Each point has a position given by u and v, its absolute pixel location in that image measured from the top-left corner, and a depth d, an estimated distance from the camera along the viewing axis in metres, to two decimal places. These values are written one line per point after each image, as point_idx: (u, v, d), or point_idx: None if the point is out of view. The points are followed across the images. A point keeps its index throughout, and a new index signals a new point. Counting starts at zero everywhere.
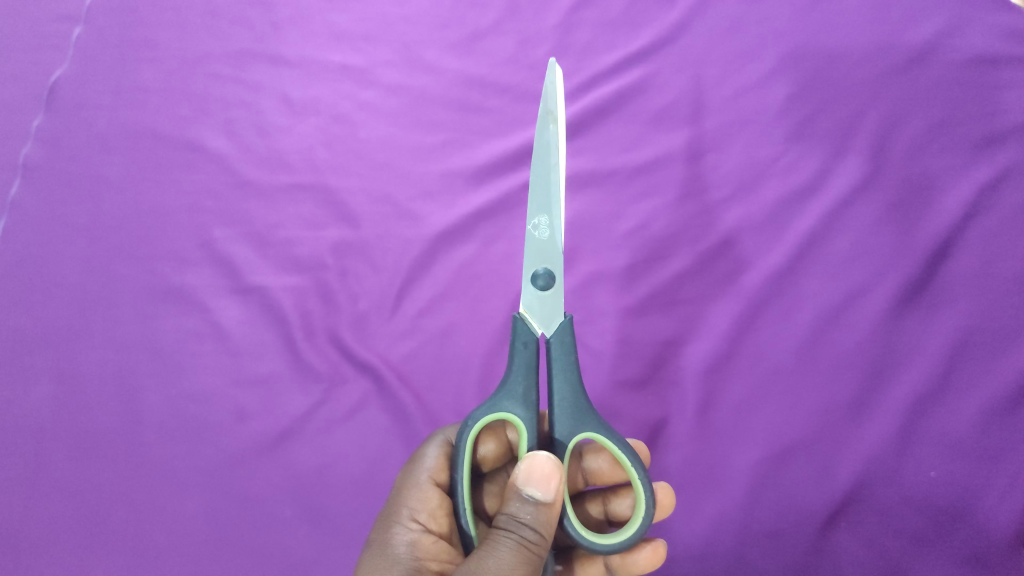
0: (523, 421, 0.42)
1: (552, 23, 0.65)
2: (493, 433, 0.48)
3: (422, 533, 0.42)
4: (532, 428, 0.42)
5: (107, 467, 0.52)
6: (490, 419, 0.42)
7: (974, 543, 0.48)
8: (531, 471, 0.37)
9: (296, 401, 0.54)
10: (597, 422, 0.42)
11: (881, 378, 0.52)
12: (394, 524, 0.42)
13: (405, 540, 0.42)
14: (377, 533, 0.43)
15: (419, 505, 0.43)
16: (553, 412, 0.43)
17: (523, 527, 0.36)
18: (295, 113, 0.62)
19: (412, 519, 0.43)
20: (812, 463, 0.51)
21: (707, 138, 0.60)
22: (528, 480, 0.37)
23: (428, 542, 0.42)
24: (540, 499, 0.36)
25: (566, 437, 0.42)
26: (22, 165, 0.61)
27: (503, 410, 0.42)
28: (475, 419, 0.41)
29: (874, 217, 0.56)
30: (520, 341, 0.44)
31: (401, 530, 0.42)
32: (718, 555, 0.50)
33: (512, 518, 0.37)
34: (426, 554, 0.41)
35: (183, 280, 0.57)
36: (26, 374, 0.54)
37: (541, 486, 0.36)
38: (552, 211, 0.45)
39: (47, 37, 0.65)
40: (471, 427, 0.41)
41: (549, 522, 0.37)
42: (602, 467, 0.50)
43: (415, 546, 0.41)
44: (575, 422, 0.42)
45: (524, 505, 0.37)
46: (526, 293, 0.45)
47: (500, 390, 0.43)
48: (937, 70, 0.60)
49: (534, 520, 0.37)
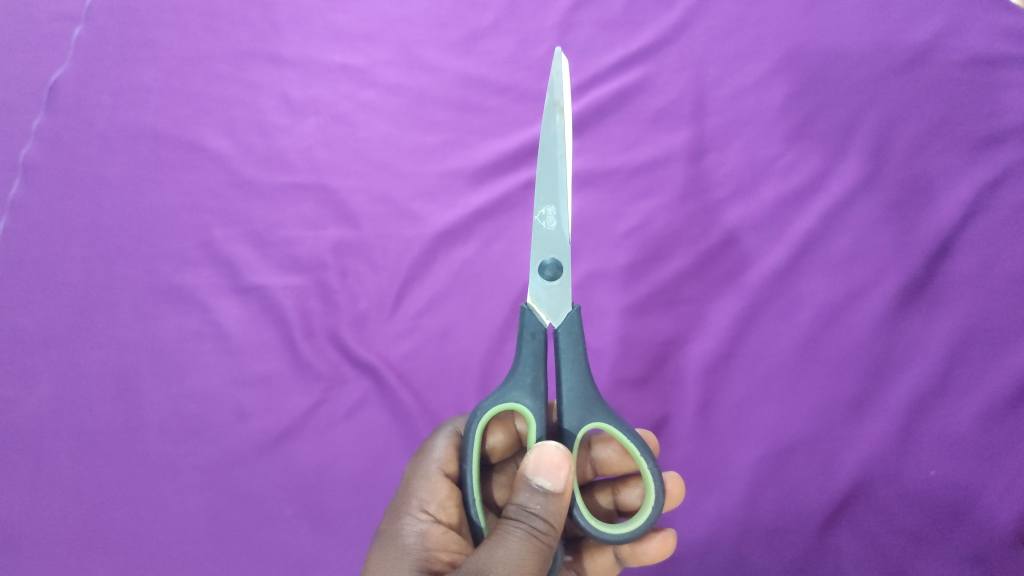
0: (532, 411, 0.42)
1: (552, 23, 0.65)
2: (501, 424, 0.48)
3: (432, 523, 0.42)
4: (541, 418, 0.42)
5: (107, 466, 0.52)
6: (498, 409, 0.42)
7: (975, 542, 0.48)
8: (540, 461, 0.37)
9: (296, 400, 0.54)
10: (606, 412, 0.42)
11: (882, 376, 0.52)
12: (404, 515, 0.42)
13: (415, 531, 0.41)
14: (387, 524, 0.43)
15: (428, 496, 0.43)
16: (562, 402, 0.43)
17: (533, 517, 0.36)
18: (296, 113, 0.62)
19: (422, 510, 0.42)
20: (813, 462, 0.51)
21: (707, 138, 0.60)
22: (537, 470, 0.37)
23: (438, 533, 0.41)
24: (550, 489, 0.36)
25: (574, 428, 0.42)
26: (22, 164, 0.61)
27: (511, 401, 0.42)
28: (484, 409, 0.42)
29: (873, 217, 0.56)
30: (528, 331, 0.44)
31: (412, 520, 0.42)
32: (718, 554, 0.50)
33: (522, 508, 0.37)
34: (436, 545, 0.41)
35: (183, 279, 0.57)
36: (26, 373, 0.55)
37: (551, 476, 0.37)
38: (559, 202, 0.45)
39: (47, 36, 0.65)
40: (481, 417, 0.41)
41: (559, 512, 0.37)
42: (611, 457, 0.50)
43: (425, 537, 0.41)
44: (584, 412, 0.42)
45: (534, 495, 0.37)
46: (534, 284, 0.45)
47: (508, 381, 0.43)
48: (937, 70, 0.60)
49: (544, 510, 0.36)
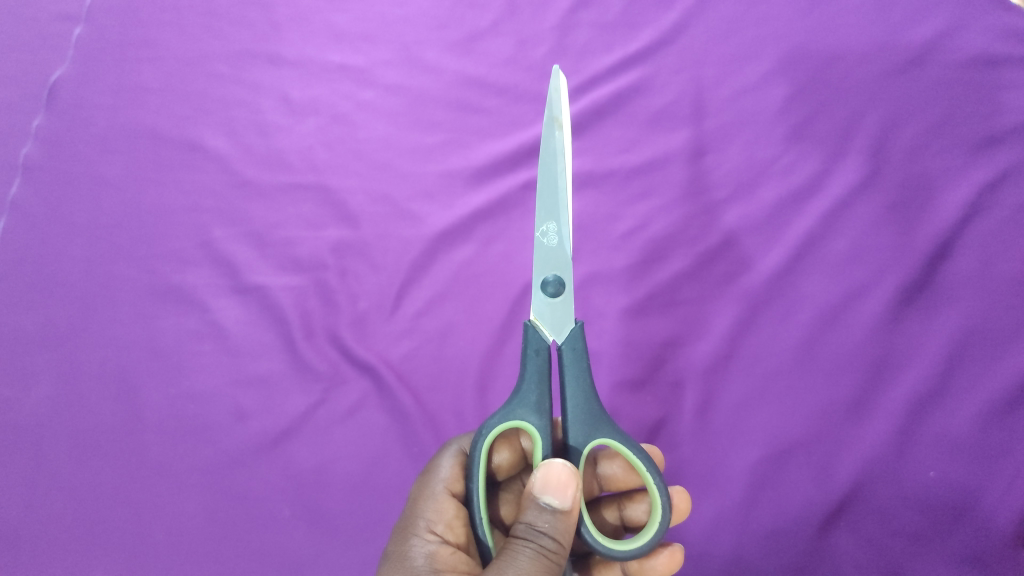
0: (538, 428, 0.42)
1: (551, 24, 0.65)
2: (507, 441, 0.47)
3: (440, 544, 0.42)
4: (546, 436, 0.42)
5: (107, 467, 0.52)
6: (504, 427, 0.42)
7: (975, 543, 0.48)
8: (547, 479, 0.37)
9: (295, 401, 0.54)
10: (611, 427, 0.42)
11: (881, 378, 0.52)
12: (411, 536, 0.42)
13: (423, 552, 0.41)
14: (395, 546, 0.42)
15: (435, 516, 0.42)
16: (567, 419, 0.43)
17: (542, 536, 0.37)
18: (295, 114, 0.62)
19: (429, 531, 0.42)
20: (812, 464, 0.51)
21: (707, 139, 0.60)
22: (545, 488, 0.37)
23: (446, 553, 0.41)
24: (558, 507, 0.37)
25: (580, 443, 0.43)
26: (22, 164, 0.61)
27: (517, 419, 0.42)
28: (490, 427, 0.42)
29: (873, 218, 0.56)
30: (532, 349, 0.44)
31: (419, 541, 0.41)
32: (717, 556, 0.50)
33: (530, 527, 0.37)
34: (444, 565, 0.40)
35: (183, 278, 0.57)
36: (26, 375, 0.55)
37: (558, 494, 0.37)
38: (560, 217, 0.45)
39: (47, 37, 0.65)
40: (486, 436, 0.41)
41: (567, 529, 0.37)
42: (617, 472, 0.50)
43: (433, 558, 0.40)
44: (590, 428, 0.42)
45: (542, 513, 0.37)
46: (537, 299, 0.45)
47: (513, 398, 0.43)
48: (937, 70, 0.60)
49: (552, 528, 0.37)
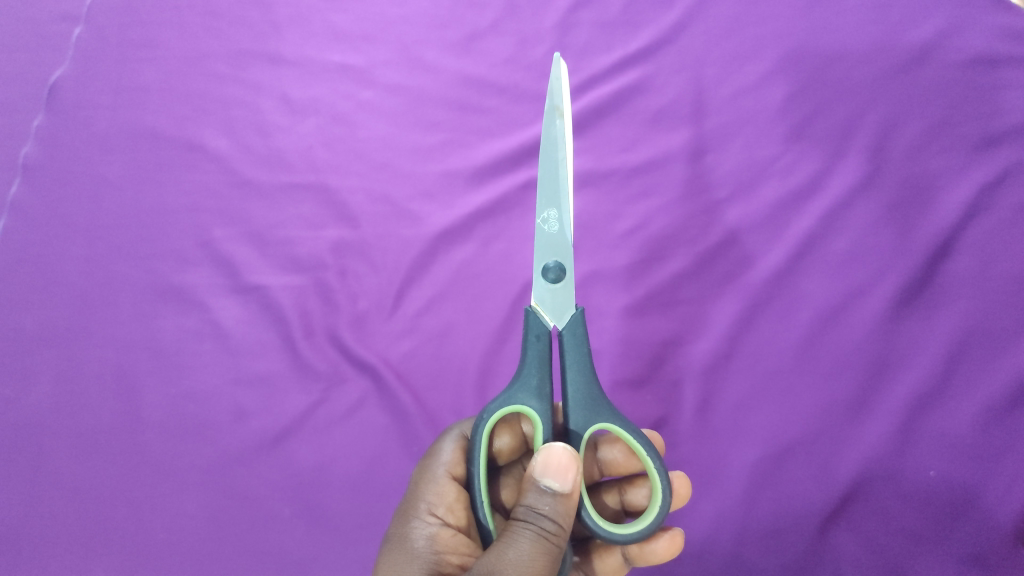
0: (539, 413, 0.42)
1: (551, 23, 0.65)
2: (509, 426, 0.47)
3: (441, 526, 0.42)
4: (547, 420, 0.42)
5: (106, 465, 0.52)
6: (504, 411, 0.42)
7: (976, 543, 0.48)
8: (547, 462, 0.37)
9: (295, 400, 0.54)
10: (612, 412, 0.42)
11: (882, 376, 0.52)
12: (412, 518, 0.42)
13: (425, 534, 0.41)
14: (396, 528, 0.43)
15: (436, 499, 0.43)
16: (568, 403, 0.43)
17: (542, 518, 0.36)
18: (295, 113, 0.62)
19: (430, 513, 0.42)
20: (812, 463, 0.51)
21: (707, 137, 0.60)
22: (545, 472, 0.37)
23: (447, 536, 0.41)
24: (558, 490, 0.36)
25: (580, 428, 0.42)
26: (22, 164, 0.61)
27: (517, 403, 0.42)
28: (491, 412, 0.41)
29: (873, 217, 0.56)
30: (532, 334, 0.44)
31: (420, 523, 0.41)
32: (716, 554, 0.50)
33: (530, 509, 0.37)
34: (445, 547, 0.41)
35: (183, 278, 0.57)
36: (26, 373, 0.55)
37: (558, 477, 0.36)
38: (561, 205, 0.45)
39: (48, 37, 0.66)
40: (487, 420, 0.41)
41: (567, 511, 0.37)
42: (617, 457, 0.50)
43: (434, 540, 0.41)
44: (590, 412, 0.42)
45: (542, 495, 0.37)
46: (538, 286, 0.45)
47: (514, 382, 0.43)
48: (936, 70, 0.60)
49: (553, 511, 0.36)
